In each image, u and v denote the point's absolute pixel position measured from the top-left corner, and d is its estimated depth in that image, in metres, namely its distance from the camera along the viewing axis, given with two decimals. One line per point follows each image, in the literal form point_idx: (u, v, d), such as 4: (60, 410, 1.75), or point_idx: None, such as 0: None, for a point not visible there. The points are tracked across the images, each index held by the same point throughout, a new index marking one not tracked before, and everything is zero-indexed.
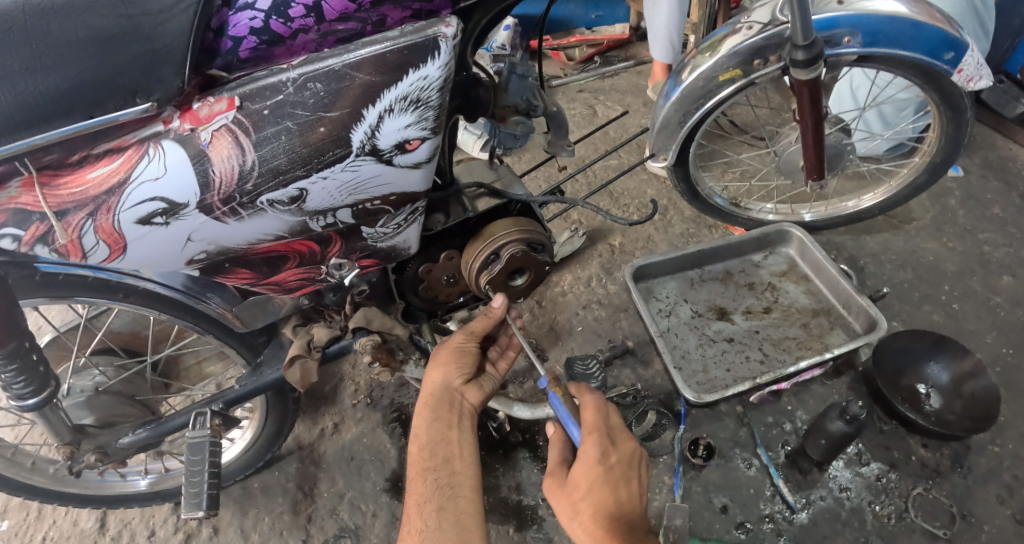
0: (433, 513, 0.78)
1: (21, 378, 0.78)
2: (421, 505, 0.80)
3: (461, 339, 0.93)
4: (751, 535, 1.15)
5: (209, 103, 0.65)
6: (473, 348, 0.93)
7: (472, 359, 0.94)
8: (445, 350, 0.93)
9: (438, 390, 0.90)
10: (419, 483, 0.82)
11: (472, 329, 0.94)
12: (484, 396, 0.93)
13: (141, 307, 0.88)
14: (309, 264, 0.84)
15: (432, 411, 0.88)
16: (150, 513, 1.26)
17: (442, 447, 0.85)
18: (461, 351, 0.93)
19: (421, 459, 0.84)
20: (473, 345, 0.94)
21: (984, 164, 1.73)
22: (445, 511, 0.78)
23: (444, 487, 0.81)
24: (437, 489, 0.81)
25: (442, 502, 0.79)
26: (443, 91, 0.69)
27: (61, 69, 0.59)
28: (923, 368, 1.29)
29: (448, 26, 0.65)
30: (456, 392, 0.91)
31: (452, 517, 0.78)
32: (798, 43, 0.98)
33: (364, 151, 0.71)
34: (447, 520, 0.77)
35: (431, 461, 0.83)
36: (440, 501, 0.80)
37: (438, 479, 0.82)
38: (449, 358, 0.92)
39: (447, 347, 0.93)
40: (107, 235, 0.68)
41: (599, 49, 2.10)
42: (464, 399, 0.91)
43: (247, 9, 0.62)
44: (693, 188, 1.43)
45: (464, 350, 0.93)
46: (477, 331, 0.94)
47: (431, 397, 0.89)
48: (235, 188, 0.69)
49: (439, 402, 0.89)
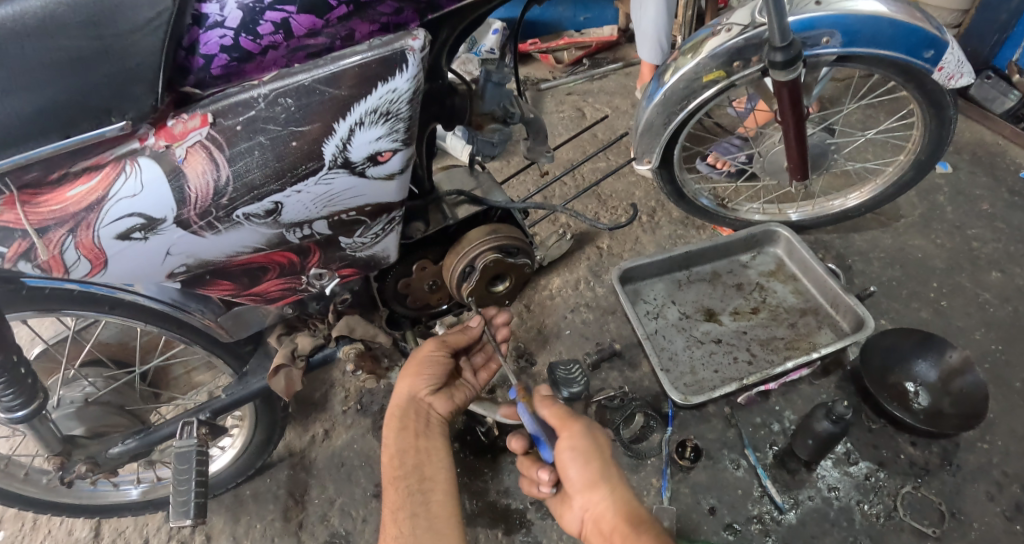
0: (406, 520, 0.78)
1: (8, 392, 0.79)
2: (393, 513, 0.79)
3: (431, 348, 0.95)
4: (739, 536, 1.15)
5: (183, 120, 0.66)
6: (443, 356, 0.95)
7: (443, 370, 0.95)
8: (414, 361, 0.95)
9: (404, 400, 0.91)
10: (390, 492, 0.82)
11: (445, 340, 0.96)
12: (450, 407, 0.93)
13: (127, 319, 0.89)
14: (289, 274, 0.85)
15: (399, 421, 0.88)
16: (143, 521, 1.27)
17: (411, 455, 0.85)
18: (429, 361, 0.94)
19: (392, 467, 0.84)
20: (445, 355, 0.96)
21: (972, 160, 1.74)
22: (417, 517, 0.78)
23: (415, 494, 0.81)
24: (409, 496, 0.81)
25: (414, 508, 0.79)
26: (414, 102, 0.70)
27: (36, 90, 0.60)
28: (911, 365, 1.30)
29: (415, 38, 0.66)
30: (424, 402, 0.92)
31: (425, 522, 0.78)
32: (776, 45, 0.98)
33: (337, 164, 0.71)
34: (420, 526, 0.77)
35: (401, 469, 0.84)
36: (412, 508, 0.79)
37: (409, 486, 0.82)
38: (418, 368, 0.93)
39: (417, 357, 0.95)
40: (88, 250, 0.69)
41: (587, 51, 2.11)
42: (430, 407, 0.92)
43: (217, 27, 0.63)
44: (679, 190, 1.44)
45: (434, 359, 0.94)
46: (450, 342, 0.97)
47: (398, 408, 0.90)
48: (211, 203, 0.70)
49: (406, 412, 0.90)
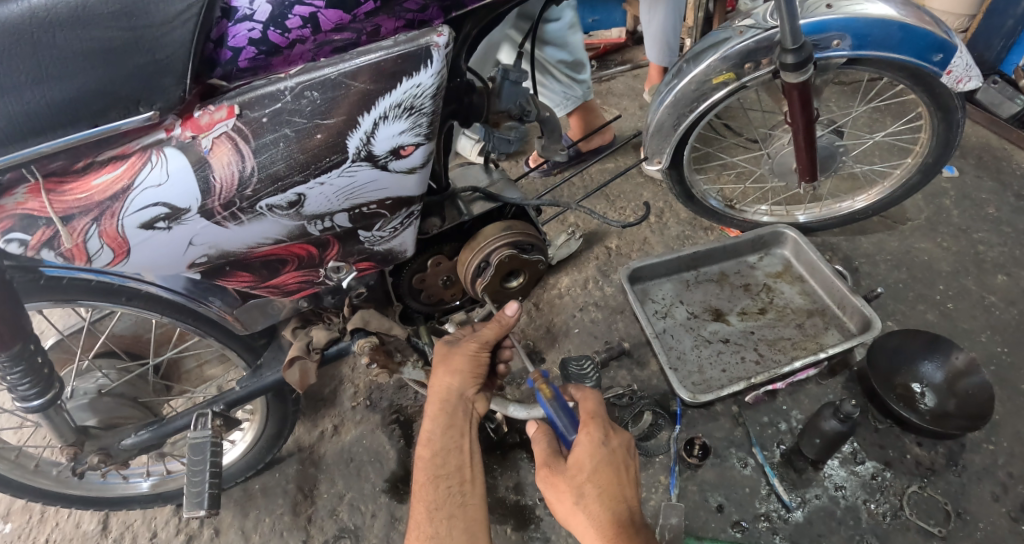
0: (444, 520, 0.80)
1: (26, 380, 0.79)
2: (431, 512, 0.81)
3: (478, 348, 0.93)
4: (746, 533, 1.16)
5: (210, 111, 0.67)
6: (485, 357, 0.95)
7: (484, 369, 0.95)
8: (457, 356, 0.93)
9: (450, 396, 0.91)
10: (429, 490, 0.83)
11: (485, 337, 0.95)
12: (487, 407, 0.94)
13: (143, 310, 0.90)
14: (308, 267, 0.85)
15: (447, 418, 0.88)
16: (152, 515, 1.28)
17: (455, 455, 0.86)
18: (474, 360, 0.94)
19: (433, 466, 0.85)
20: (485, 353, 0.95)
21: (978, 164, 1.75)
22: (456, 518, 0.80)
23: (455, 494, 0.82)
24: (450, 497, 0.82)
25: (453, 509, 0.81)
26: (437, 98, 0.71)
27: (66, 79, 0.61)
28: (917, 366, 1.31)
29: (440, 35, 0.67)
30: (469, 401, 0.92)
31: (462, 524, 0.80)
32: (787, 47, 1.00)
33: (360, 156, 0.72)
34: (457, 528, 0.79)
35: (443, 469, 0.84)
36: (451, 509, 0.81)
37: (450, 487, 0.83)
38: (463, 367, 0.92)
39: (462, 354, 0.93)
40: (111, 239, 0.70)
41: (595, 53, 2.13)
42: (474, 408, 0.92)
43: (245, 20, 0.64)
44: (688, 191, 1.45)
45: (479, 359, 0.94)
46: (489, 339, 0.95)
47: (444, 403, 0.90)
48: (235, 194, 0.70)
49: (454, 410, 0.89)
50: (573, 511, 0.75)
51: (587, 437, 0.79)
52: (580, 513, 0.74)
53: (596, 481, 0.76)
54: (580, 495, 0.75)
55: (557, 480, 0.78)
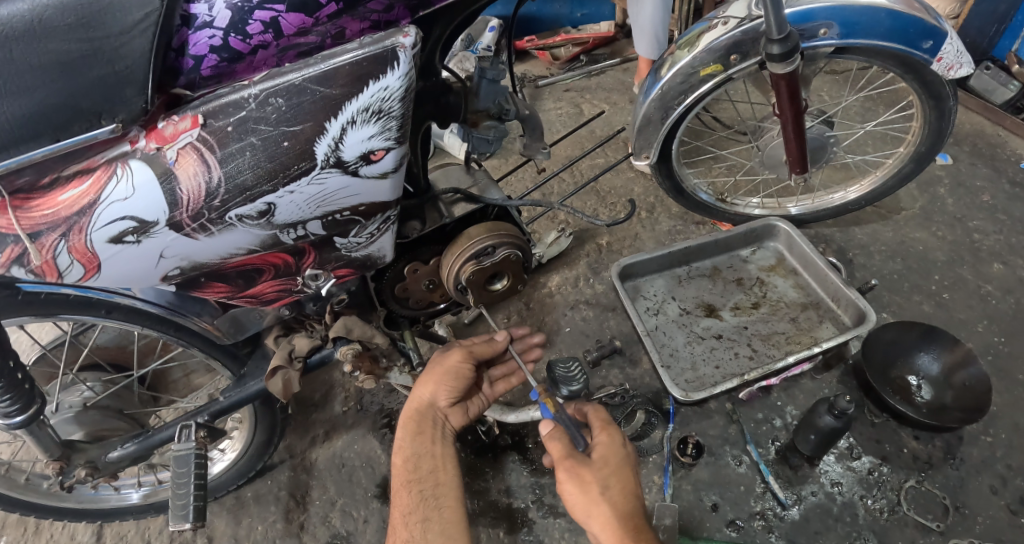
0: (418, 524, 0.80)
1: (6, 397, 0.77)
2: (405, 516, 0.81)
3: (459, 360, 0.93)
4: (741, 532, 1.15)
5: (174, 121, 0.66)
6: (469, 369, 0.94)
7: (467, 382, 0.94)
8: (441, 368, 0.93)
9: (422, 406, 0.92)
10: (402, 495, 0.84)
11: (472, 351, 0.95)
12: (464, 420, 0.96)
13: (124, 323, 0.88)
14: (285, 275, 0.84)
15: (416, 426, 0.90)
16: (144, 525, 1.27)
17: (426, 460, 0.87)
18: (457, 373, 0.93)
19: (405, 471, 0.86)
20: (469, 367, 0.94)
21: (973, 152, 1.72)
22: (429, 522, 0.80)
23: (429, 499, 0.83)
24: (421, 501, 0.83)
25: (427, 512, 0.81)
26: (406, 100, 0.69)
27: (24, 94, 0.59)
28: (913, 358, 1.29)
29: (407, 36, 0.65)
30: (441, 411, 0.93)
31: (438, 527, 0.80)
32: (772, 37, 0.97)
33: (330, 163, 0.71)
34: (432, 530, 0.79)
35: (415, 474, 0.86)
36: (426, 512, 0.81)
37: (423, 491, 0.84)
38: (440, 378, 0.93)
39: (443, 366, 0.93)
40: (81, 254, 0.68)
41: (584, 48, 2.10)
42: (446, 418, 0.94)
43: (205, 27, 0.62)
44: (678, 186, 1.43)
45: (460, 371, 0.93)
46: (477, 353, 0.96)
47: (414, 412, 0.92)
48: (203, 205, 0.69)
49: (423, 418, 0.91)
50: (595, 501, 0.76)
51: (609, 440, 0.82)
52: (603, 504, 0.75)
53: (624, 468, 0.80)
54: (603, 488, 0.77)
55: (581, 471, 0.78)
